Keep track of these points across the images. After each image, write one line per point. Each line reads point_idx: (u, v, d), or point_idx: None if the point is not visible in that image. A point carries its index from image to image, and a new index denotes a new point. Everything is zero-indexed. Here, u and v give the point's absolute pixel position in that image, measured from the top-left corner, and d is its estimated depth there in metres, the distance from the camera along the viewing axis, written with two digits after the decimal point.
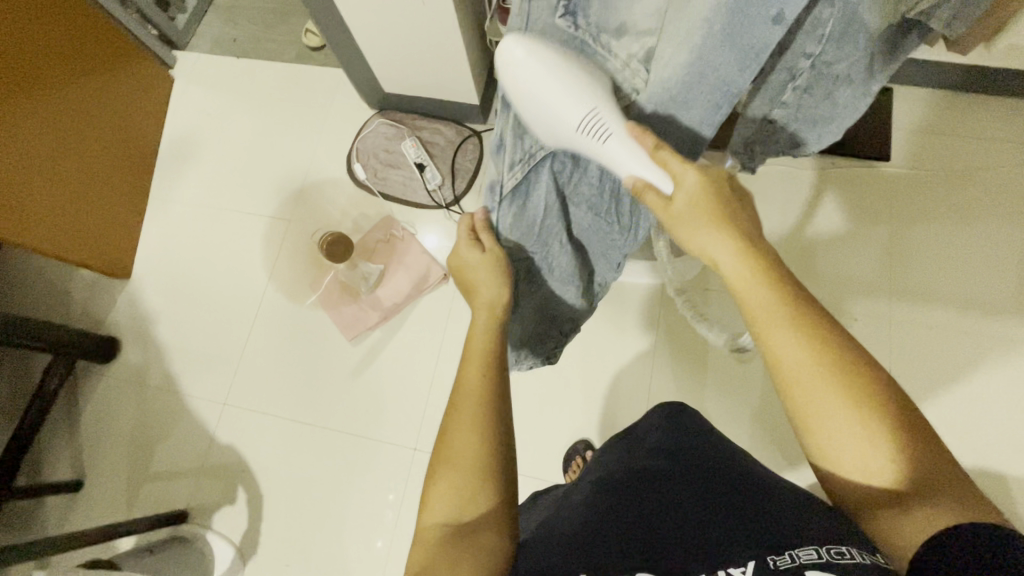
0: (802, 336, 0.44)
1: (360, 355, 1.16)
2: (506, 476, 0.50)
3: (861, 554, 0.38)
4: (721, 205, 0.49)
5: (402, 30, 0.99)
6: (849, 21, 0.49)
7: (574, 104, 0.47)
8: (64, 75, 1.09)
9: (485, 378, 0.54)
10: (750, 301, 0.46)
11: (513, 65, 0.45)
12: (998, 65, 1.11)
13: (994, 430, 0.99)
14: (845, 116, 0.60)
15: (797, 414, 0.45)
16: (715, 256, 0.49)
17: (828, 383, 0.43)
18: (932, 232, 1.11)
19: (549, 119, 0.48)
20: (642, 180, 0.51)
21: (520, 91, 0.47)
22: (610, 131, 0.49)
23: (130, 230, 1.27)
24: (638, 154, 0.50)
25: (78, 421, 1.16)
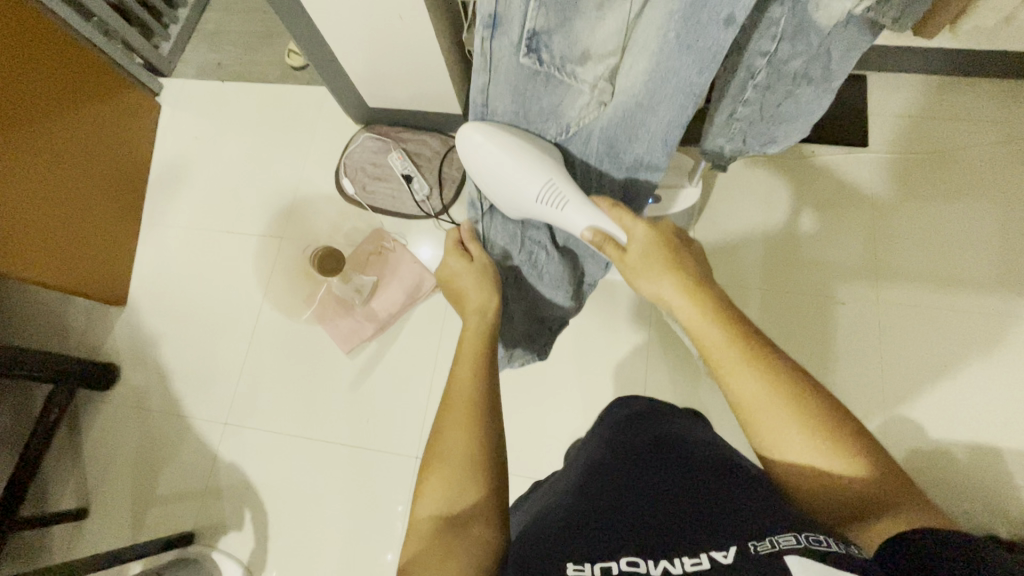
0: (756, 367, 0.48)
1: (357, 365, 1.17)
2: (497, 471, 0.50)
3: (838, 544, 0.39)
4: (671, 255, 0.58)
5: (381, 46, 1.01)
6: (799, 23, 0.52)
7: (531, 180, 0.59)
8: (52, 108, 1.11)
9: (476, 380, 0.55)
10: (707, 341, 0.52)
11: (476, 150, 0.61)
12: (968, 47, 1.12)
13: (991, 409, 0.99)
14: (809, 112, 0.64)
15: (758, 440, 0.48)
16: (668, 298, 0.57)
17: (762, 377, 0.48)
18: (916, 214, 1.12)
19: (514, 193, 0.62)
20: (599, 232, 0.61)
21: (485, 170, 0.61)
22: (566, 199, 0.61)
23: (124, 257, 1.29)
24: (593, 215, 0.61)
25: (82, 448, 1.18)
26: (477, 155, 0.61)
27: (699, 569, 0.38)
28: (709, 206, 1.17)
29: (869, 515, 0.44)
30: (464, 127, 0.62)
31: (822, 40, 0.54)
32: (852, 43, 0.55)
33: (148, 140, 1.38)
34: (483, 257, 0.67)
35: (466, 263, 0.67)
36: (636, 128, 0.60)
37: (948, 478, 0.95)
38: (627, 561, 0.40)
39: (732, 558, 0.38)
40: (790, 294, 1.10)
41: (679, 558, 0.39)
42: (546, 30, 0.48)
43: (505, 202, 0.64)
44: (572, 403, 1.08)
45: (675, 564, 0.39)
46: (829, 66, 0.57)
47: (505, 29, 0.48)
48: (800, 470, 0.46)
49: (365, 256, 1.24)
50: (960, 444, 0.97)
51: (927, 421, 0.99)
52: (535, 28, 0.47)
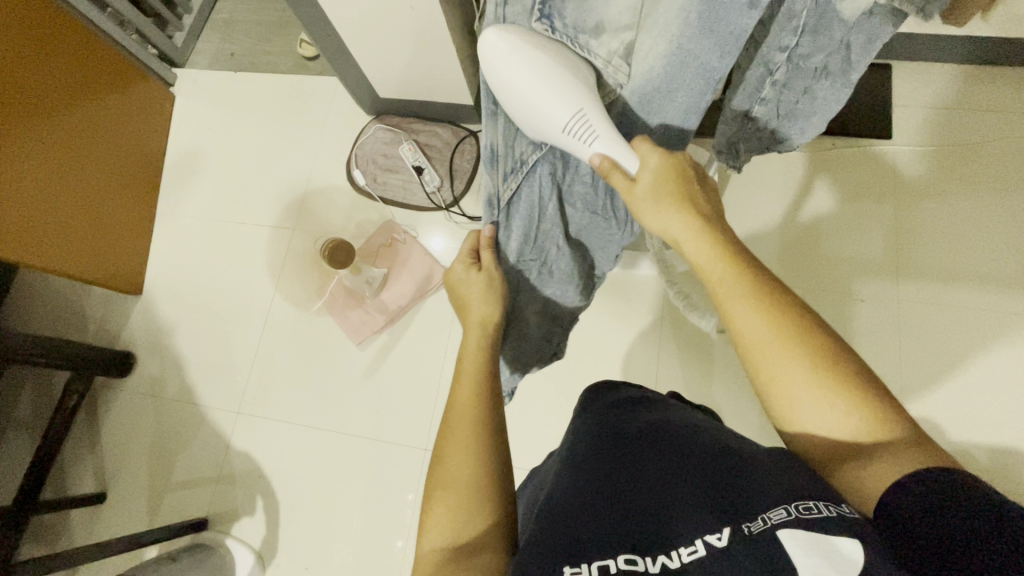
0: (757, 304, 0.47)
1: (368, 358, 1.17)
2: (505, 495, 0.50)
3: (830, 507, 0.37)
4: (681, 187, 0.55)
5: (392, 36, 0.99)
6: (821, 14, 0.50)
7: (561, 108, 0.49)
8: (65, 99, 1.11)
9: (477, 398, 0.55)
10: (710, 275, 0.51)
11: (498, 69, 0.47)
12: (1001, 35, 1.08)
13: (1014, 411, 0.96)
14: (828, 109, 0.61)
15: (755, 372, 0.47)
16: (672, 231, 0.54)
17: (769, 317, 0.46)
18: (939, 209, 1.08)
19: (534, 122, 0.51)
20: (608, 159, 0.54)
21: (506, 90, 0.48)
22: (596, 134, 0.52)
23: (138, 247, 1.30)
24: (621, 147, 0.54)
25: (99, 435, 1.20)
26: (496, 73, 0.47)
27: (696, 558, 0.37)
28: (723, 200, 1.14)
29: (856, 456, 0.41)
30: (484, 35, 0.46)
31: (845, 33, 0.52)
32: (875, 36, 0.52)
33: (162, 131, 1.39)
34: (492, 266, 0.66)
35: (474, 273, 0.66)
36: (651, 113, 0.57)
37: None
38: (625, 558, 0.38)
39: (727, 541, 0.37)
40: (808, 290, 1.07)
41: (677, 550, 0.38)
42: None
43: (528, 124, 0.52)
44: None
45: (673, 558, 0.38)
46: (852, 62, 0.54)
47: None
48: (787, 399, 0.44)
49: (376, 249, 1.24)
50: (980, 446, 0.95)
51: (945, 422, 0.97)
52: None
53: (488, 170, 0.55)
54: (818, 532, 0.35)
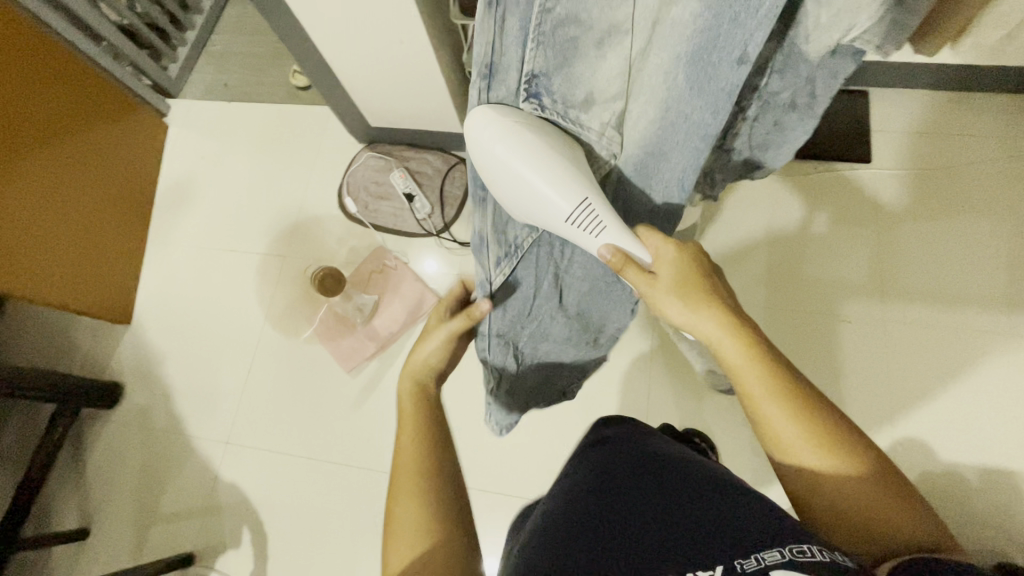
0: (788, 405, 0.50)
1: (359, 385, 1.17)
2: (455, 515, 0.53)
3: (824, 553, 0.37)
4: (701, 282, 0.57)
5: (384, 67, 1.02)
6: (789, 55, 0.52)
7: (566, 200, 0.50)
8: (56, 133, 1.12)
9: (414, 429, 0.58)
10: (744, 376, 0.53)
11: (502, 153, 0.47)
12: (971, 64, 1.11)
13: (1004, 429, 0.97)
14: (795, 141, 0.64)
15: (791, 475, 0.50)
16: (707, 332, 0.56)
17: (796, 409, 0.50)
18: (922, 232, 1.10)
19: (536, 213, 0.52)
20: (618, 251, 0.54)
21: (504, 179, 0.49)
22: (604, 226, 0.53)
23: (128, 276, 1.30)
24: (627, 237, 0.54)
25: (85, 467, 1.18)
26: (497, 160, 0.48)
27: None
28: (711, 224, 1.16)
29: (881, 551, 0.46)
30: (476, 115, 0.46)
31: (811, 72, 0.54)
32: (836, 70, 0.54)
33: (155, 161, 1.40)
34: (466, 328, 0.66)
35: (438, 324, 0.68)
36: (651, 174, 0.58)
37: (958, 500, 0.93)
38: None
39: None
40: (795, 312, 1.08)
41: None
42: (545, 72, 0.44)
43: (525, 211, 0.52)
44: (575, 422, 1.08)
45: None
46: (814, 96, 0.57)
47: (501, 76, 0.44)
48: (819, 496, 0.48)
49: (367, 274, 1.25)
50: (972, 467, 0.95)
51: (936, 443, 0.97)
52: (533, 71, 0.44)
53: (478, 258, 0.55)
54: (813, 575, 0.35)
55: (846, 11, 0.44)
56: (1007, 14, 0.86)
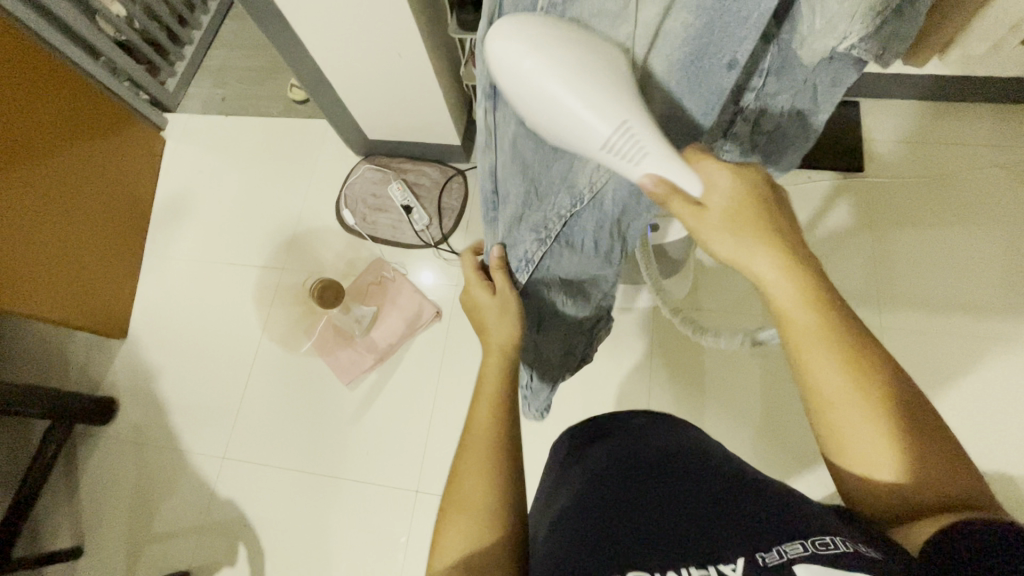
0: (840, 359, 0.43)
1: (359, 397, 1.16)
2: (517, 515, 0.49)
3: (849, 544, 0.37)
4: (761, 213, 0.46)
5: (383, 80, 1.03)
6: (784, 58, 0.53)
7: (600, 117, 0.41)
8: (52, 147, 1.12)
9: (496, 417, 0.54)
10: (793, 317, 0.45)
11: (526, 67, 0.40)
12: (957, 75, 1.14)
13: (1001, 435, 0.97)
14: (798, 141, 0.65)
15: (824, 431, 0.45)
16: (758, 271, 0.46)
17: (859, 396, 0.43)
18: (916, 239, 1.12)
19: (568, 138, 0.43)
20: (661, 181, 0.44)
21: (525, 96, 0.41)
22: (645, 150, 0.43)
23: (125, 290, 1.29)
24: (677, 165, 0.44)
25: (78, 484, 1.16)
26: (525, 84, 0.41)
27: None
28: None
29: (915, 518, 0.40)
30: (501, 30, 0.40)
31: (807, 76, 0.55)
32: (840, 77, 0.55)
33: (152, 175, 1.40)
34: (505, 286, 0.61)
35: (487, 296, 0.61)
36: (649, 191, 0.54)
37: None
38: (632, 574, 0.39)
39: (743, 571, 0.37)
40: None
41: (687, 569, 0.38)
42: None
43: (551, 134, 0.43)
44: None
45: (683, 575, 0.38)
46: (817, 99, 0.58)
47: None
48: (855, 452, 0.43)
49: (365, 287, 1.24)
50: None
51: None
52: None
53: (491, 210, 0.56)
54: (836, 568, 0.35)
55: (840, 20, 0.45)
56: (993, 27, 0.87)
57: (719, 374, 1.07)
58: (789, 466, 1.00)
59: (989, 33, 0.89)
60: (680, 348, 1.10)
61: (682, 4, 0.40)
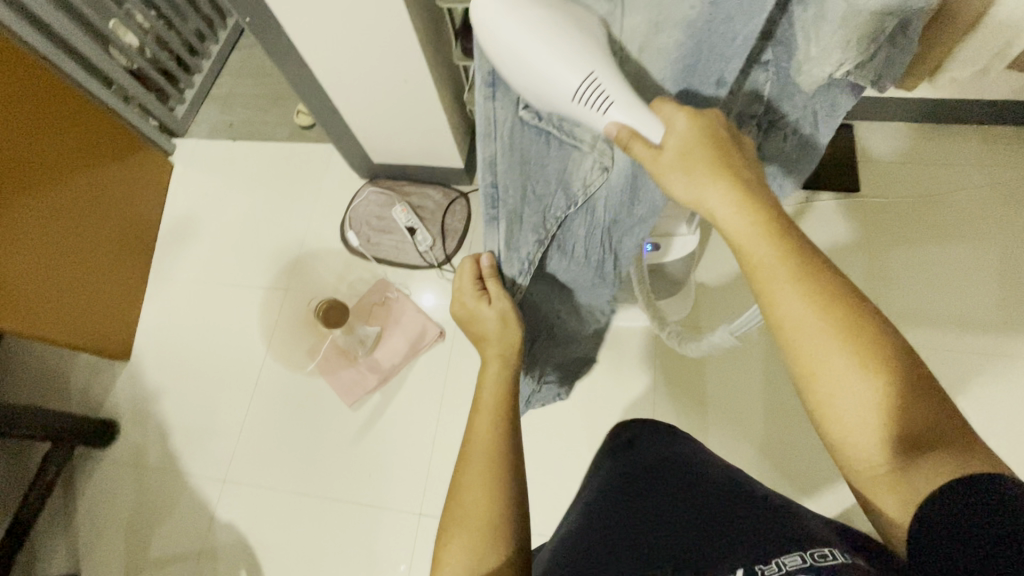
0: (807, 288, 0.41)
1: (361, 418, 1.15)
2: (518, 528, 0.50)
3: (845, 556, 0.36)
4: (719, 153, 0.44)
5: (389, 106, 1.06)
6: (781, 84, 0.56)
7: (567, 69, 0.39)
8: (62, 172, 1.15)
9: (497, 430, 0.54)
10: (753, 256, 0.43)
11: (498, 24, 0.38)
12: (946, 99, 1.17)
13: (1006, 454, 0.97)
14: (802, 163, 0.67)
15: (799, 370, 0.41)
16: (712, 207, 0.45)
17: (841, 341, 0.39)
18: (914, 257, 1.13)
19: (535, 94, 0.41)
20: (626, 129, 0.43)
21: (497, 56, 0.39)
22: (611, 99, 0.41)
23: (129, 312, 1.30)
24: (644, 115, 0.43)
25: (76, 508, 1.15)
26: (497, 40, 0.39)
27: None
28: (707, 253, 1.18)
29: (901, 469, 0.37)
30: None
31: (806, 102, 0.57)
32: (837, 104, 0.57)
33: (159, 198, 1.42)
34: (502, 297, 0.59)
35: (488, 308, 0.59)
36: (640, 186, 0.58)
37: None
38: None
39: None
40: None
41: None
42: None
43: (520, 87, 0.41)
44: (578, 454, 1.07)
45: None
46: (819, 124, 0.60)
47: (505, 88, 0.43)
48: (832, 393, 0.40)
49: (369, 307, 1.25)
50: None
51: None
52: None
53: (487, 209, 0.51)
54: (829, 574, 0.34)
55: (834, 46, 0.46)
56: (978, 52, 0.91)
57: (722, 393, 1.07)
58: (797, 487, 0.99)
59: (975, 59, 0.92)
60: (683, 366, 1.11)
61: (673, 25, 0.42)
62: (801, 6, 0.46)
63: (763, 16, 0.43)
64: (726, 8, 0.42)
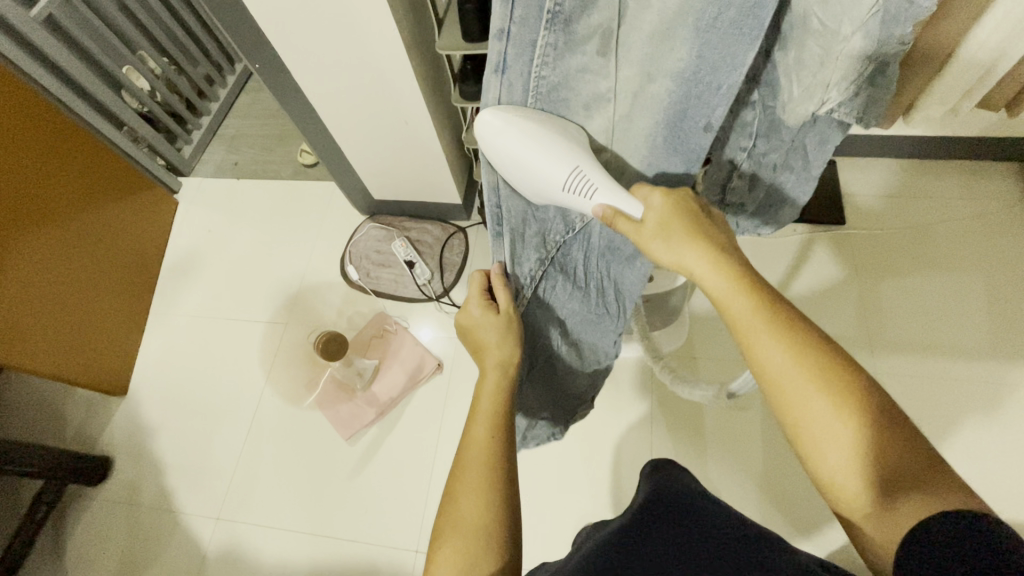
0: (779, 334, 0.43)
1: (359, 453, 1.15)
2: (512, 541, 0.49)
3: None
4: (692, 221, 0.49)
5: (390, 146, 1.10)
6: (770, 121, 0.58)
7: (556, 167, 0.47)
8: (67, 207, 1.18)
9: (496, 439, 0.54)
10: (729, 310, 0.46)
11: (498, 139, 0.47)
12: (924, 136, 1.22)
13: (1005, 483, 0.97)
14: (796, 199, 0.69)
15: (783, 417, 0.43)
16: (690, 267, 0.48)
17: (813, 384, 0.41)
18: (903, 287, 1.16)
19: (531, 183, 0.49)
20: (611, 209, 0.49)
21: (503, 157, 0.48)
22: (595, 186, 0.48)
23: (128, 346, 1.30)
24: (625, 197, 0.49)
25: (65, 548, 1.12)
26: (498, 148, 0.47)
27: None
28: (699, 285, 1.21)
29: (885, 509, 0.38)
30: (483, 113, 0.47)
31: (794, 137, 0.59)
32: (825, 138, 0.59)
33: (163, 235, 1.45)
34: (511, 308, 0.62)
35: (491, 316, 0.61)
36: None
37: None
38: None
39: None
40: None
41: None
42: None
43: (521, 185, 0.51)
44: (577, 487, 1.06)
45: None
46: (807, 158, 0.62)
47: None
48: (812, 434, 0.41)
49: (368, 340, 1.26)
50: None
51: None
52: None
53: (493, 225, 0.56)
54: None
55: (815, 89, 0.50)
56: (948, 91, 0.96)
57: (720, 423, 1.07)
58: (799, 519, 0.98)
59: (947, 98, 0.97)
60: (680, 397, 1.11)
61: (664, 73, 0.46)
62: (783, 49, 0.51)
63: (746, 66, 0.45)
64: (710, 59, 0.44)
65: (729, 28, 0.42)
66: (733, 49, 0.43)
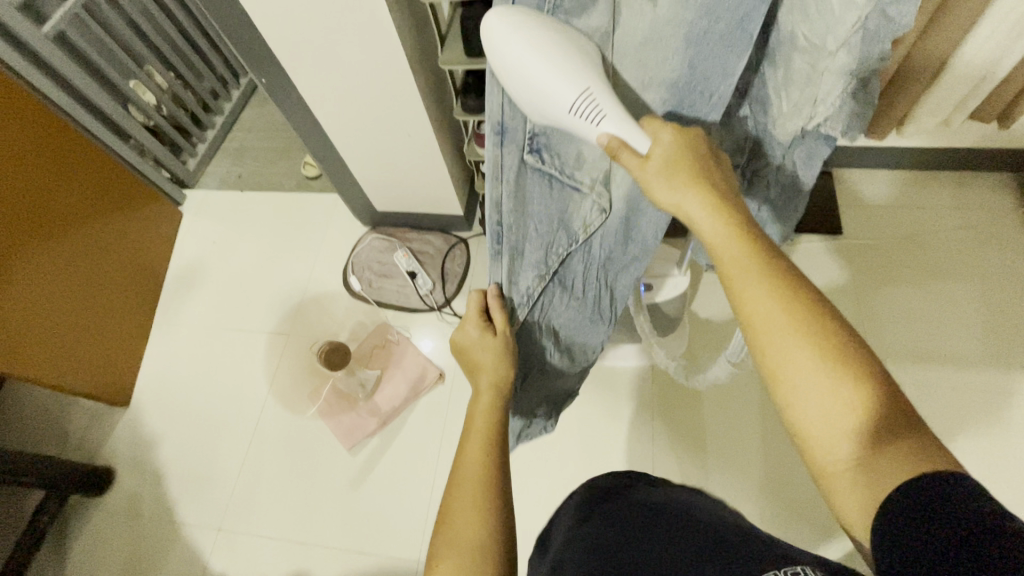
0: (772, 283, 0.43)
1: (360, 463, 1.15)
2: (508, 555, 0.50)
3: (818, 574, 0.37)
4: (695, 163, 0.48)
5: (393, 158, 1.12)
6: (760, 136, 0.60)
7: (567, 83, 0.42)
8: (73, 220, 1.19)
9: (489, 456, 0.55)
10: (723, 256, 0.45)
11: (503, 42, 0.40)
12: (919, 148, 1.24)
13: (1005, 492, 0.97)
14: (787, 214, 0.71)
15: (766, 364, 0.43)
16: (687, 211, 0.47)
17: (803, 334, 0.41)
18: (901, 296, 1.16)
19: (536, 103, 0.44)
20: (617, 139, 0.45)
21: (507, 69, 0.42)
22: (605, 113, 0.44)
23: (131, 356, 1.31)
24: (633, 127, 0.45)
25: (66, 559, 1.12)
26: (503, 56, 0.41)
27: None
28: (700, 295, 1.22)
29: (863, 464, 0.37)
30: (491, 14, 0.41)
31: (784, 152, 0.61)
32: (814, 152, 0.61)
33: (167, 246, 1.46)
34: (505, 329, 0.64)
35: (486, 338, 0.63)
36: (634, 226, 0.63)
37: None
38: None
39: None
40: None
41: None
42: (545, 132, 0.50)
43: (525, 103, 0.44)
44: None
45: None
46: (797, 175, 0.64)
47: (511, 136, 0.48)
48: (797, 383, 0.40)
49: (370, 350, 1.27)
50: None
51: None
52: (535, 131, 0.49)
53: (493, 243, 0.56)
54: None
55: (802, 103, 0.52)
56: (941, 105, 0.98)
57: (721, 432, 1.07)
58: (801, 528, 0.98)
59: (939, 110, 0.99)
60: (680, 406, 1.11)
61: (658, 84, 0.48)
62: (771, 67, 0.52)
63: (737, 73, 0.48)
64: (701, 70, 0.47)
65: (720, 40, 0.45)
66: (724, 57, 0.46)
